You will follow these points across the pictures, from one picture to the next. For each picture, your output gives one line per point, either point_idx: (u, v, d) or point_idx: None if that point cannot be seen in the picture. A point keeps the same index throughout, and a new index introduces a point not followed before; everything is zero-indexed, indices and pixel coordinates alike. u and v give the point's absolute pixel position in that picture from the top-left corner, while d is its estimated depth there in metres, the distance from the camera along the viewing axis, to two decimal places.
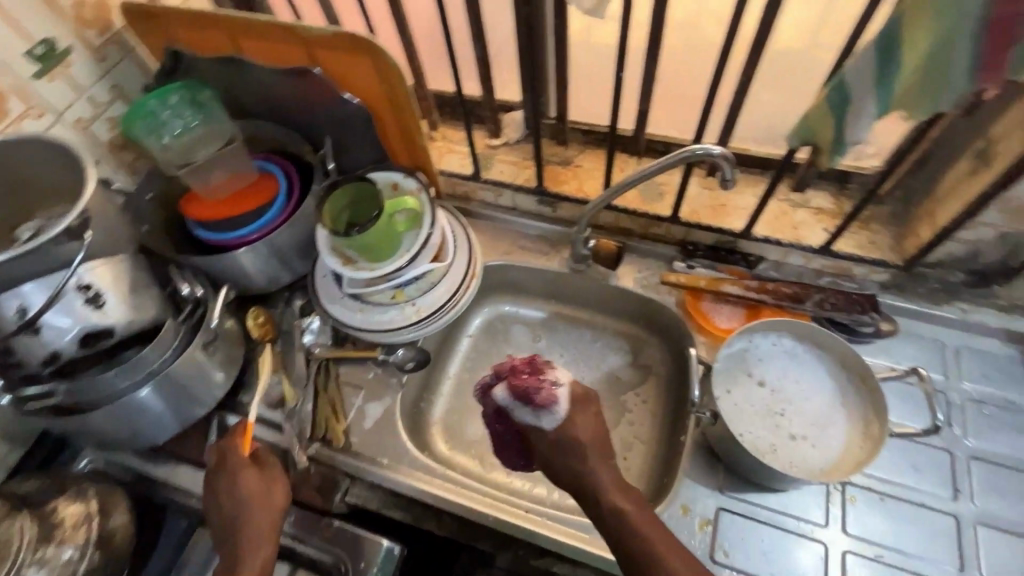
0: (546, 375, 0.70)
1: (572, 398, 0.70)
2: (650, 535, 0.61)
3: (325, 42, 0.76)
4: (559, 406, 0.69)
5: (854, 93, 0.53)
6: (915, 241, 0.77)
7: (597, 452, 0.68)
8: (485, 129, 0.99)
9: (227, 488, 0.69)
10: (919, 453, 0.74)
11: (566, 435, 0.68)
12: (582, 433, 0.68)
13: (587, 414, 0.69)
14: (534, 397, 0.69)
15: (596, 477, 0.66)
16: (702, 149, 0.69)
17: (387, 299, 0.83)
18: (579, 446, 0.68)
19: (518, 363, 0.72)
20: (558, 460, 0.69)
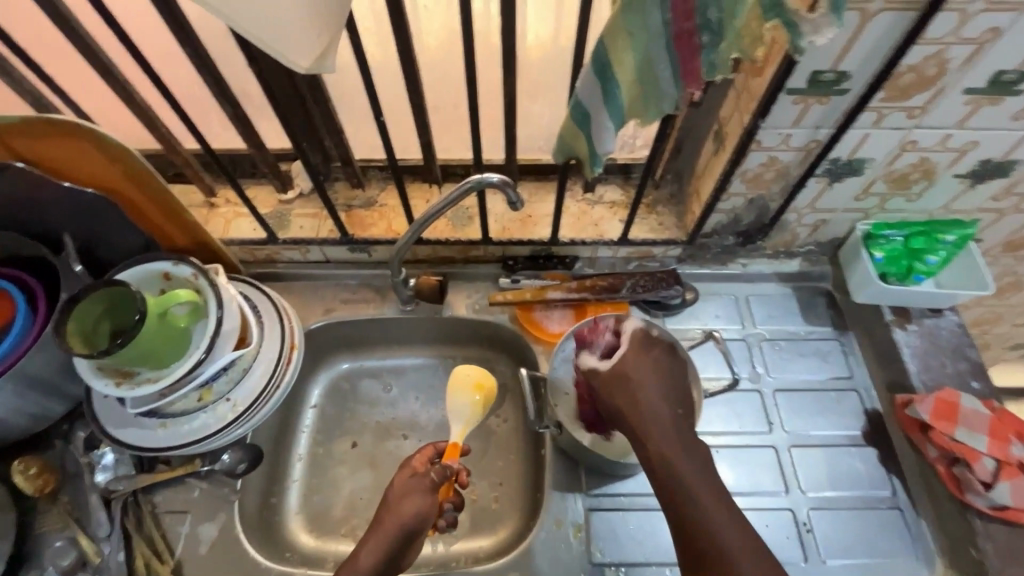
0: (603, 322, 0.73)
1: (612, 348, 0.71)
2: (681, 467, 0.60)
3: (20, 128, 0.62)
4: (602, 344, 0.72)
5: (591, 109, 0.56)
6: (692, 216, 0.86)
7: (648, 380, 0.65)
8: (272, 184, 0.90)
9: (405, 491, 0.68)
10: (737, 399, 0.83)
11: (620, 371, 0.66)
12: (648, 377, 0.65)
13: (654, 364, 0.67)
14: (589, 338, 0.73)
15: (643, 385, 0.64)
16: (478, 179, 0.70)
17: (191, 405, 0.72)
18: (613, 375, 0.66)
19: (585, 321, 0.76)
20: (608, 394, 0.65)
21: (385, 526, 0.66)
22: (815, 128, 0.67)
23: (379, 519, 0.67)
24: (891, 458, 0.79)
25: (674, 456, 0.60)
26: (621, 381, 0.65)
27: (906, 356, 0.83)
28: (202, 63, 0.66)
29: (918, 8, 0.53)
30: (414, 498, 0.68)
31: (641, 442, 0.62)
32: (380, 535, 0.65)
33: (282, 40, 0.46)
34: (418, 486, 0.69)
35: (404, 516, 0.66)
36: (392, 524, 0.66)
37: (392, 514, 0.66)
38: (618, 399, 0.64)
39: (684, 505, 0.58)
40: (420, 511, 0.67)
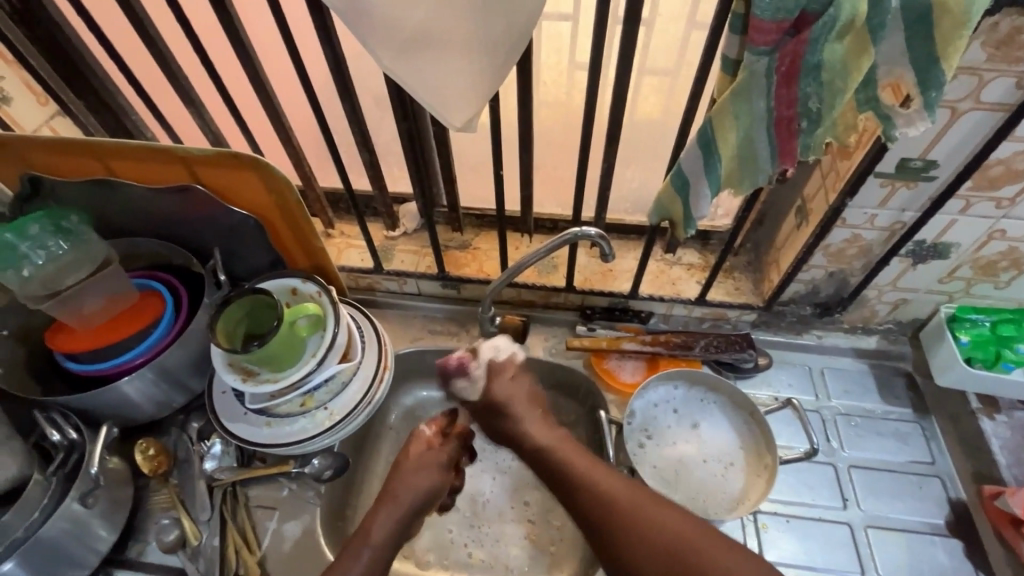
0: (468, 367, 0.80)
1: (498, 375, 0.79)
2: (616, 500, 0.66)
3: (205, 159, 0.76)
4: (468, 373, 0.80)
5: (692, 178, 0.63)
6: (770, 284, 0.90)
7: (530, 411, 0.77)
8: (382, 221, 1.01)
9: (417, 462, 0.79)
10: (811, 471, 0.82)
11: (496, 402, 0.78)
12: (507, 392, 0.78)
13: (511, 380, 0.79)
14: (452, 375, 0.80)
15: (525, 425, 0.76)
16: (578, 231, 0.77)
17: (295, 408, 0.80)
18: (509, 408, 0.77)
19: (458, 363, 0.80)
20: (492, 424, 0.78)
21: (396, 496, 0.75)
22: (901, 211, 0.71)
23: (390, 488, 0.76)
24: (978, 553, 0.76)
25: (572, 462, 0.70)
26: (504, 411, 0.77)
27: (995, 448, 0.82)
28: (355, 119, 0.79)
29: (1008, 110, 0.58)
30: (422, 468, 0.78)
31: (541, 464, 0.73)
32: (394, 504, 0.74)
33: (444, 104, 0.56)
34: (425, 457, 0.79)
35: (415, 490, 0.76)
36: (402, 494, 0.75)
37: (403, 485, 0.76)
38: (511, 427, 0.76)
39: (605, 508, 0.66)
40: (428, 484, 0.77)
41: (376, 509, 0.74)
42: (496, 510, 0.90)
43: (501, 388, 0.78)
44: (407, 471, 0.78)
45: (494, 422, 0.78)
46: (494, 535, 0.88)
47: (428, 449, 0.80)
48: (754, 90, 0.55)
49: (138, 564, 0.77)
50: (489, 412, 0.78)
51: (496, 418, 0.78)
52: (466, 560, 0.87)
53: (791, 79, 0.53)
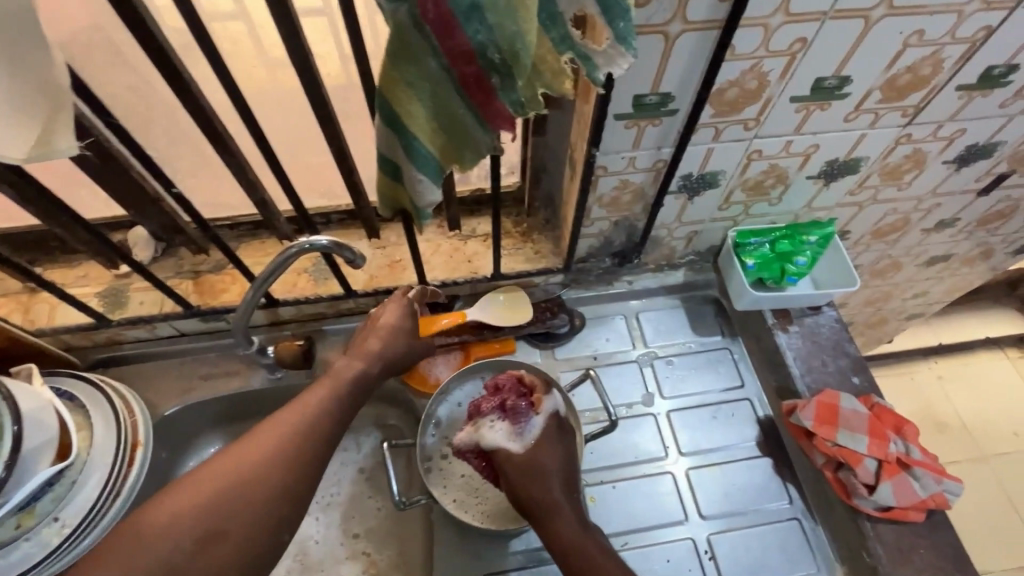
0: (514, 399, 0.72)
1: (548, 431, 0.71)
2: (589, 550, 0.64)
3: None
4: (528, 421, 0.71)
5: (397, 163, 0.51)
6: (565, 242, 0.83)
7: (559, 481, 0.68)
8: (100, 261, 0.80)
9: (391, 316, 0.70)
10: (632, 428, 0.80)
11: (534, 463, 0.69)
12: (540, 456, 0.69)
13: (552, 440, 0.70)
14: (507, 407, 0.72)
15: (556, 506, 0.66)
16: (307, 242, 0.63)
17: (6, 536, 0.62)
18: (545, 474, 0.68)
19: (508, 390, 0.73)
20: (522, 482, 0.68)
21: (365, 348, 0.67)
22: (657, 149, 0.65)
23: (364, 340, 0.68)
24: (784, 466, 0.78)
25: (557, 501, 0.67)
26: (536, 473, 0.68)
27: (789, 359, 0.82)
28: None
29: (719, 26, 0.51)
30: (398, 333, 0.70)
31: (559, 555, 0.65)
32: (341, 373, 0.64)
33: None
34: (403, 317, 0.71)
35: (389, 343, 0.69)
36: (373, 347, 0.67)
37: (379, 337, 0.68)
38: (545, 515, 0.66)
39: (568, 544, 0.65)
40: (404, 342, 0.70)
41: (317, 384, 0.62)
42: (327, 554, 0.81)
43: (542, 453, 0.69)
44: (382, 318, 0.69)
45: (513, 480, 0.69)
46: None
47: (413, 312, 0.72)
48: (416, 43, 0.42)
49: None
50: (521, 470, 0.69)
51: (543, 465, 0.69)
52: None
53: (453, 28, 0.42)
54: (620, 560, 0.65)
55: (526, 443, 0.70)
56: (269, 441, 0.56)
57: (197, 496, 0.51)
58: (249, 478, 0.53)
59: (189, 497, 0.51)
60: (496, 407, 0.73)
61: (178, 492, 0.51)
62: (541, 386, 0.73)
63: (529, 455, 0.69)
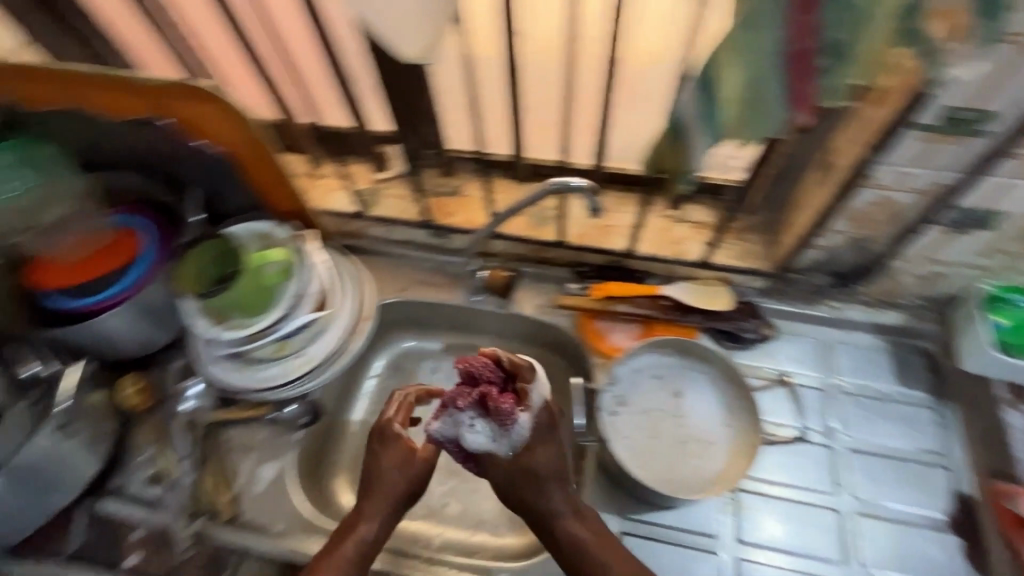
0: (495, 402, 0.65)
1: (537, 429, 0.67)
2: (589, 546, 0.64)
3: (172, 91, 0.71)
4: (519, 425, 0.66)
5: (686, 126, 0.55)
6: (783, 248, 0.81)
7: (556, 484, 0.67)
8: (369, 163, 0.95)
9: (391, 454, 0.71)
10: (804, 452, 0.77)
11: (529, 467, 0.67)
12: (540, 462, 0.67)
13: (546, 443, 0.68)
14: (492, 408, 0.66)
15: (556, 511, 0.66)
16: (568, 183, 0.71)
17: (270, 354, 0.79)
18: (541, 483, 0.67)
19: (494, 389, 0.67)
20: (520, 489, 0.67)
21: (380, 486, 0.69)
22: (942, 170, 0.61)
23: (371, 482, 0.69)
24: (976, 552, 0.70)
25: (552, 502, 0.67)
26: (525, 479, 0.67)
27: (1014, 443, 0.74)
28: None
29: None
30: (403, 472, 0.70)
31: (561, 553, 0.65)
32: (380, 501, 0.68)
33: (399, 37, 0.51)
34: (401, 460, 0.70)
35: (394, 469, 0.70)
36: (386, 486, 0.69)
37: (384, 475, 0.70)
38: (542, 517, 0.67)
39: (574, 552, 0.64)
40: (399, 473, 0.70)
41: (364, 512, 0.68)
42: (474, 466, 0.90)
43: (534, 461, 0.67)
44: (385, 466, 0.70)
45: (504, 481, 0.68)
46: (469, 489, 0.88)
47: (404, 452, 0.71)
48: (765, 14, 0.45)
49: (121, 495, 0.78)
50: (516, 473, 0.67)
51: (533, 467, 0.67)
52: (441, 510, 0.87)
53: (810, 4, 0.44)
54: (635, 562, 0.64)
55: (512, 445, 0.67)
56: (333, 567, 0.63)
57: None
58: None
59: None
60: (476, 404, 0.66)
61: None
62: (523, 377, 0.69)
63: (520, 459, 0.66)
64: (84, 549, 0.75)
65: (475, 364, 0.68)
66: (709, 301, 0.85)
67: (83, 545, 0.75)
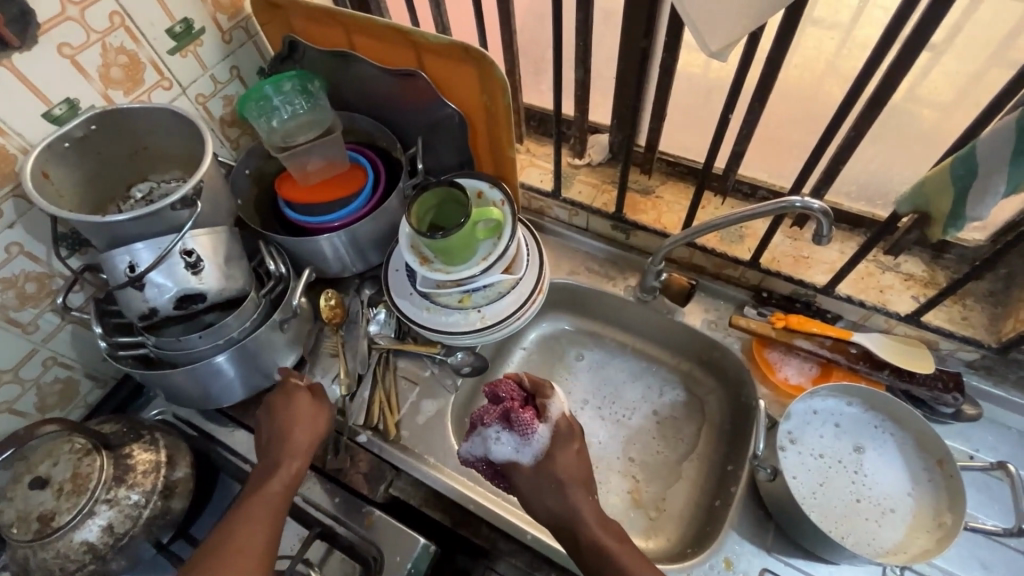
0: (514, 415, 0.70)
1: (557, 438, 0.70)
2: (613, 548, 0.61)
3: (436, 50, 0.79)
4: (536, 437, 0.69)
5: (982, 167, 0.50)
6: (1015, 324, 0.73)
7: (579, 488, 0.67)
8: (569, 148, 0.99)
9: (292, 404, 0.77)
10: (993, 550, 0.69)
11: (547, 472, 0.68)
12: (561, 467, 0.67)
13: (566, 450, 0.69)
14: (515, 423, 0.69)
15: (577, 513, 0.64)
16: (800, 202, 0.67)
17: (454, 303, 0.85)
18: (561, 485, 0.66)
19: (515, 402, 0.71)
20: (538, 494, 0.67)
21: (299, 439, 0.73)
22: None
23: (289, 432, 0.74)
24: None
25: (580, 504, 0.65)
26: (551, 481, 0.67)
27: None
28: (583, 29, 0.75)
29: None
30: (303, 416, 0.75)
31: (582, 559, 0.62)
32: (298, 453, 0.72)
33: (708, 25, 0.51)
34: (301, 403, 0.77)
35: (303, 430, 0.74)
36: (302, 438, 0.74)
37: (303, 431, 0.74)
38: (561, 519, 0.65)
39: (594, 559, 0.61)
40: (295, 419, 0.75)
41: (280, 456, 0.71)
42: (604, 458, 0.90)
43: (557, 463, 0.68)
44: (300, 422, 0.75)
45: (529, 494, 0.68)
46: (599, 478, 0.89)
47: (301, 398, 0.77)
48: None
49: None
50: (528, 483, 0.68)
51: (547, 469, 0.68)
52: None
53: None
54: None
55: (532, 455, 0.69)
56: (264, 499, 0.67)
57: (239, 546, 0.62)
58: (265, 520, 0.65)
59: (229, 549, 0.62)
60: (501, 419, 0.71)
61: (229, 527, 0.64)
62: (543, 393, 0.73)
63: (541, 466, 0.68)
64: None
65: (502, 386, 0.74)
66: (907, 361, 0.78)
67: None
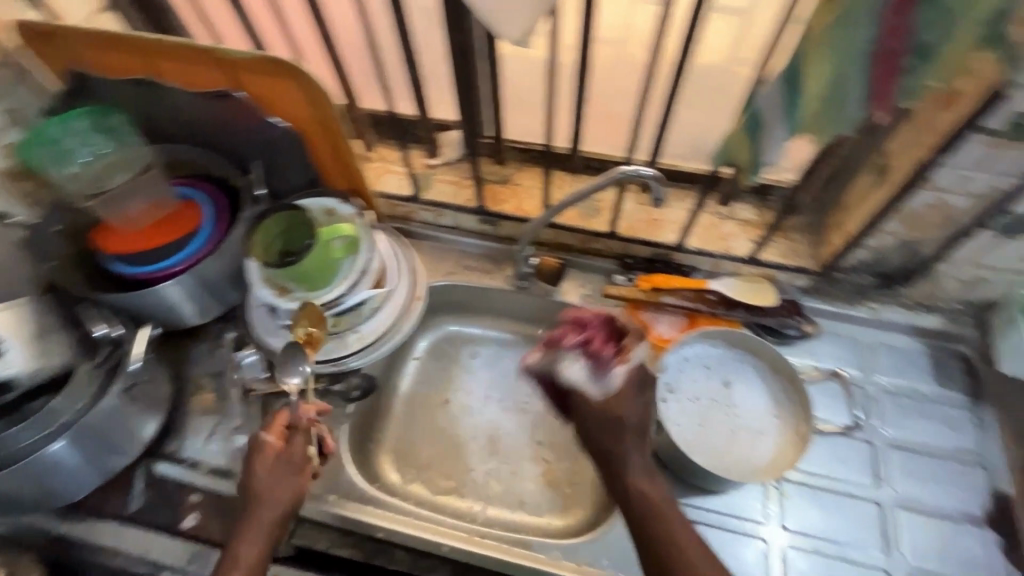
0: (602, 351, 0.70)
1: (630, 381, 0.70)
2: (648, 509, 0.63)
3: (250, 67, 0.74)
4: (614, 377, 0.69)
5: (765, 119, 0.57)
6: (830, 247, 0.83)
7: (636, 434, 0.68)
8: (422, 149, 0.97)
9: (267, 467, 0.69)
10: (845, 446, 0.79)
11: (612, 413, 0.68)
12: (626, 411, 0.68)
13: (638, 396, 0.69)
14: (602, 358, 0.70)
15: (627, 456, 0.67)
16: (633, 171, 0.71)
17: (326, 329, 0.80)
18: (621, 426, 0.68)
19: (602, 331, 0.70)
20: (595, 433, 0.69)
21: (262, 519, 0.67)
22: (1000, 176, 0.63)
23: (254, 507, 0.67)
24: (1014, 550, 0.72)
25: (627, 460, 0.67)
26: (615, 424, 0.68)
27: None
28: (401, 29, 0.74)
29: None
30: (276, 477, 0.69)
31: (635, 519, 0.64)
32: (262, 519, 0.67)
33: (502, 13, 0.52)
34: (267, 462, 0.70)
35: (279, 503, 0.68)
36: (268, 518, 0.67)
37: (269, 507, 0.67)
38: (613, 463, 0.67)
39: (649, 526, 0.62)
40: (274, 484, 0.68)
41: (246, 529, 0.67)
42: (513, 448, 0.91)
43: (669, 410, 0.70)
44: (266, 492, 0.67)
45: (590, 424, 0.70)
46: (511, 468, 0.89)
47: (268, 455, 0.70)
48: (855, 16, 0.47)
49: (176, 458, 0.80)
50: (598, 417, 0.69)
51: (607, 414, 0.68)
52: (484, 491, 0.87)
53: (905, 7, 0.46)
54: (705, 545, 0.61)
55: (605, 391, 0.69)
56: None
57: None
58: None
59: None
60: (584, 346, 0.70)
61: None
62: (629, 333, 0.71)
63: (610, 404, 0.68)
64: (138, 510, 0.77)
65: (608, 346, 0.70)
66: (756, 297, 0.86)
67: (137, 506, 0.77)
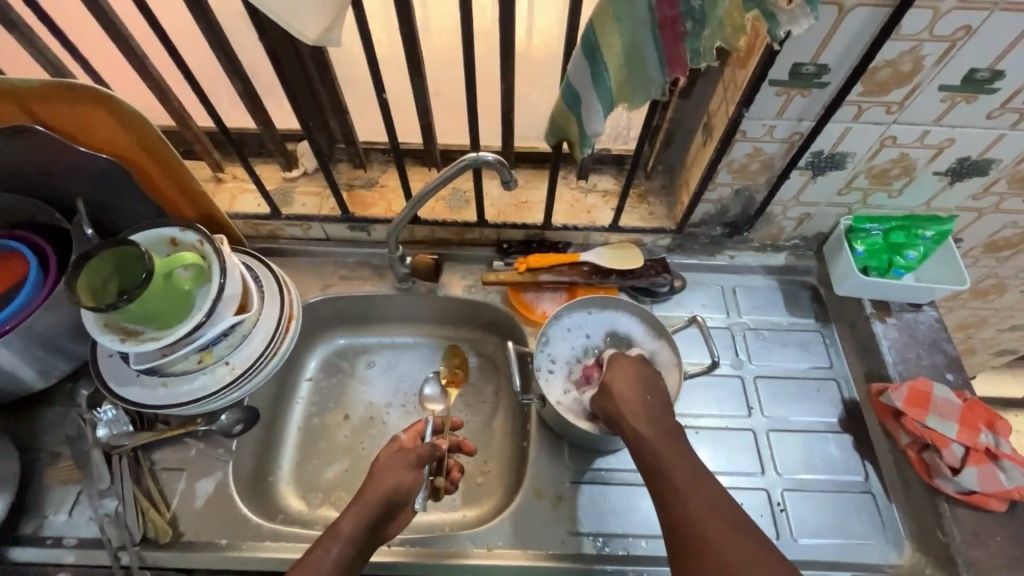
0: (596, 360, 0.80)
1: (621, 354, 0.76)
2: (668, 458, 0.62)
3: (44, 96, 0.66)
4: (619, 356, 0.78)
5: (581, 92, 0.59)
6: (681, 205, 0.89)
7: (637, 389, 0.69)
8: (277, 162, 0.93)
9: (385, 465, 0.67)
10: (720, 384, 0.86)
11: (606, 384, 0.71)
12: (615, 376, 0.70)
13: (626, 361, 0.72)
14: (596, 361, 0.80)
15: (626, 408, 0.67)
16: (475, 157, 0.72)
17: (191, 366, 0.74)
18: (609, 389, 0.70)
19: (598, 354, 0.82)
20: (600, 402, 0.71)
21: (367, 497, 0.63)
22: (798, 120, 0.71)
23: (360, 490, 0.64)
24: (866, 445, 0.82)
25: (633, 412, 0.67)
26: (606, 391, 0.70)
27: (884, 348, 0.86)
28: (216, 40, 0.70)
29: (892, 4, 0.57)
30: (392, 467, 0.67)
31: (647, 466, 0.63)
32: (362, 506, 0.62)
33: (294, 14, 0.50)
34: (394, 451, 0.69)
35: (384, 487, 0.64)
36: (375, 496, 0.63)
37: (375, 486, 0.64)
38: (620, 417, 0.67)
39: (666, 481, 0.61)
40: (398, 479, 0.66)
41: (345, 517, 0.62)
42: None
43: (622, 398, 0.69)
44: (375, 475, 0.65)
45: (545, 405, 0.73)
46: None
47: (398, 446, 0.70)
48: None
49: (36, 539, 0.72)
50: (603, 393, 0.71)
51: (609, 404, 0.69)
52: None
53: None
54: (704, 489, 0.60)
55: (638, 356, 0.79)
56: None
57: None
58: None
59: None
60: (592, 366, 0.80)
61: None
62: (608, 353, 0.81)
63: (609, 374, 0.72)
64: None
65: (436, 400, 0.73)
66: (626, 262, 0.91)
67: None
